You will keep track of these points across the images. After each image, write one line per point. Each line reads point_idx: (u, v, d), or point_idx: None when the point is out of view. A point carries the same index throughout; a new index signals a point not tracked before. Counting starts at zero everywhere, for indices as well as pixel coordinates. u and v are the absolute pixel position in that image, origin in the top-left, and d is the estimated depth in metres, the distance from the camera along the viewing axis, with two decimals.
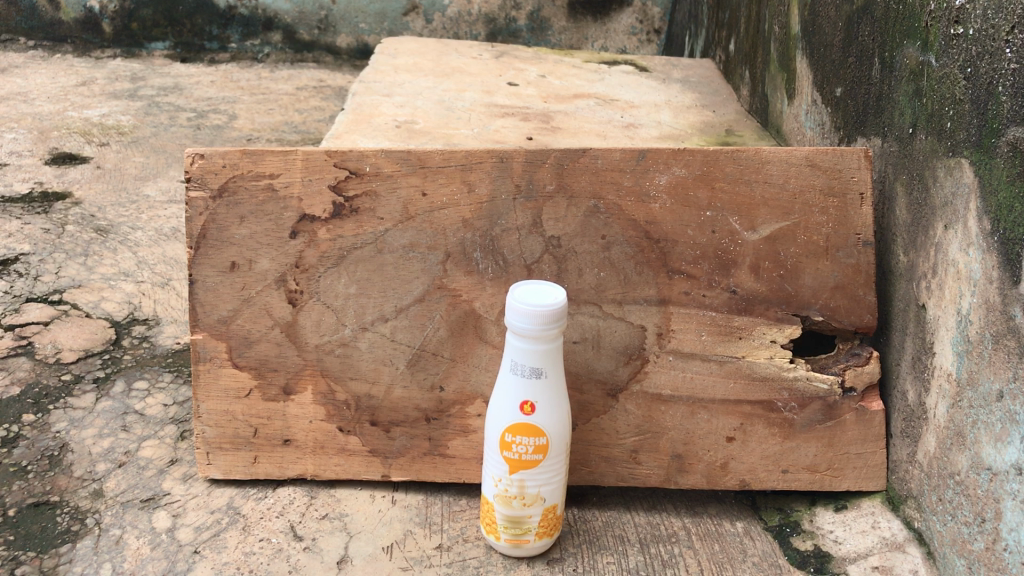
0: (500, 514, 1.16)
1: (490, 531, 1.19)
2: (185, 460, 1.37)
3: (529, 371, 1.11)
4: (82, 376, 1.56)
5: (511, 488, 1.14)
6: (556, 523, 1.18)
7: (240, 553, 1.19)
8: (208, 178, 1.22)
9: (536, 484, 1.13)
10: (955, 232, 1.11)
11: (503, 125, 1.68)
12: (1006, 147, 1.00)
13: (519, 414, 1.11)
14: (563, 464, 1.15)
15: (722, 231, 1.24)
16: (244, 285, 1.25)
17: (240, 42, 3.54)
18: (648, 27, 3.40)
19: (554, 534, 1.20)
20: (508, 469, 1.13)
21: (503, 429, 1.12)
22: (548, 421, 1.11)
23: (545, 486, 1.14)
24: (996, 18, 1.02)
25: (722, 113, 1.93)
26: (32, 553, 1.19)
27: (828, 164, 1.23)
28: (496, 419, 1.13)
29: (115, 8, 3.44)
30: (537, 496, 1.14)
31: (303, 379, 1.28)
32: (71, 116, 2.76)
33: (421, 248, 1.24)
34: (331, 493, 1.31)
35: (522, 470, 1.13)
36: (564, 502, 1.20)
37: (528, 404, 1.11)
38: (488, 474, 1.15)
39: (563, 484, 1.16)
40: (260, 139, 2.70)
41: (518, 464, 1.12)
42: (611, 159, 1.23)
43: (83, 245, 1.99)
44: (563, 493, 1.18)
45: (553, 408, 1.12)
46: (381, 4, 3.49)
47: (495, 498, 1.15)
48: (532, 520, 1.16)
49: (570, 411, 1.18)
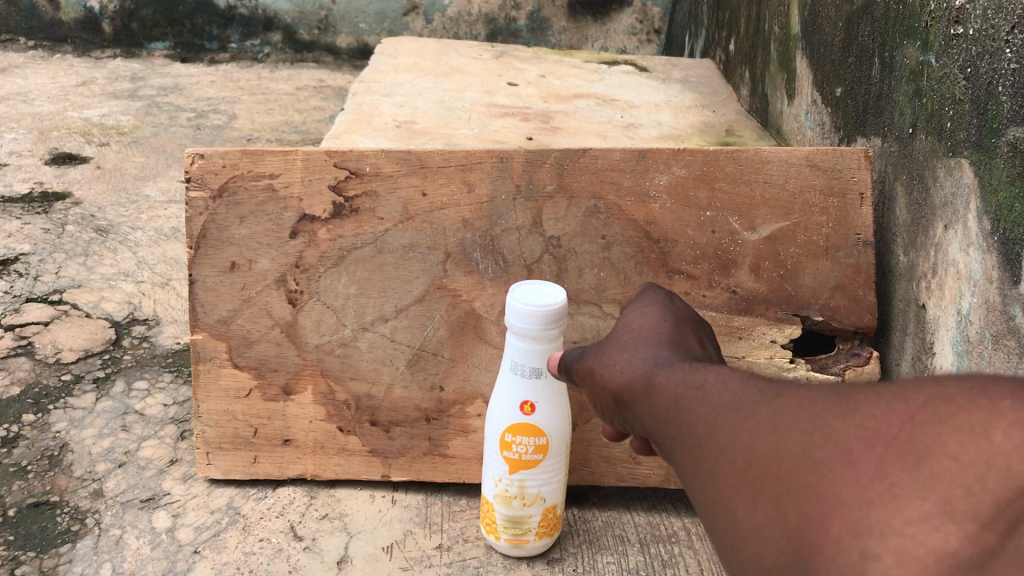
0: (500, 514, 1.16)
1: (489, 531, 1.19)
2: (185, 460, 1.37)
3: (529, 371, 1.11)
4: (83, 376, 1.56)
5: (511, 488, 1.14)
6: (557, 522, 1.18)
7: (240, 553, 1.19)
8: (208, 178, 1.22)
9: (537, 484, 1.14)
10: (955, 232, 1.11)
11: (503, 125, 1.69)
12: (1006, 147, 1.00)
13: (519, 413, 1.11)
14: (563, 464, 1.16)
15: (722, 231, 1.24)
16: (244, 285, 1.25)
17: (240, 42, 3.54)
18: (648, 27, 3.41)
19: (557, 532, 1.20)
20: (509, 471, 1.13)
21: (503, 429, 1.12)
22: (547, 421, 1.12)
23: (545, 485, 1.14)
24: (996, 18, 1.01)
25: (722, 113, 1.92)
26: (32, 553, 1.19)
27: (829, 165, 1.23)
28: (496, 419, 1.13)
29: (115, 8, 3.43)
30: (539, 496, 1.14)
31: (303, 379, 1.28)
32: (71, 116, 2.76)
33: (421, 248, 1.24)
34: (331, 493, 1.30)
35: (522, 469, 1.13)
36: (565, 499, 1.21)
37: (528, 403, 1.11)
38: (487, 474, 1.15)
39: (563, 483, 1.16)
40: (260, 139, 2.71)
41: (518, 465, 1.13)
42: (611, 159, 1.23)
43: (83, 245, 1.99)
44: (562, 493, 1.18)
45: (553, 408, 1.12)
46: (381, 4, 3.49)
47: (495, 498, 1.15)
48: (532, 519, 1.16)
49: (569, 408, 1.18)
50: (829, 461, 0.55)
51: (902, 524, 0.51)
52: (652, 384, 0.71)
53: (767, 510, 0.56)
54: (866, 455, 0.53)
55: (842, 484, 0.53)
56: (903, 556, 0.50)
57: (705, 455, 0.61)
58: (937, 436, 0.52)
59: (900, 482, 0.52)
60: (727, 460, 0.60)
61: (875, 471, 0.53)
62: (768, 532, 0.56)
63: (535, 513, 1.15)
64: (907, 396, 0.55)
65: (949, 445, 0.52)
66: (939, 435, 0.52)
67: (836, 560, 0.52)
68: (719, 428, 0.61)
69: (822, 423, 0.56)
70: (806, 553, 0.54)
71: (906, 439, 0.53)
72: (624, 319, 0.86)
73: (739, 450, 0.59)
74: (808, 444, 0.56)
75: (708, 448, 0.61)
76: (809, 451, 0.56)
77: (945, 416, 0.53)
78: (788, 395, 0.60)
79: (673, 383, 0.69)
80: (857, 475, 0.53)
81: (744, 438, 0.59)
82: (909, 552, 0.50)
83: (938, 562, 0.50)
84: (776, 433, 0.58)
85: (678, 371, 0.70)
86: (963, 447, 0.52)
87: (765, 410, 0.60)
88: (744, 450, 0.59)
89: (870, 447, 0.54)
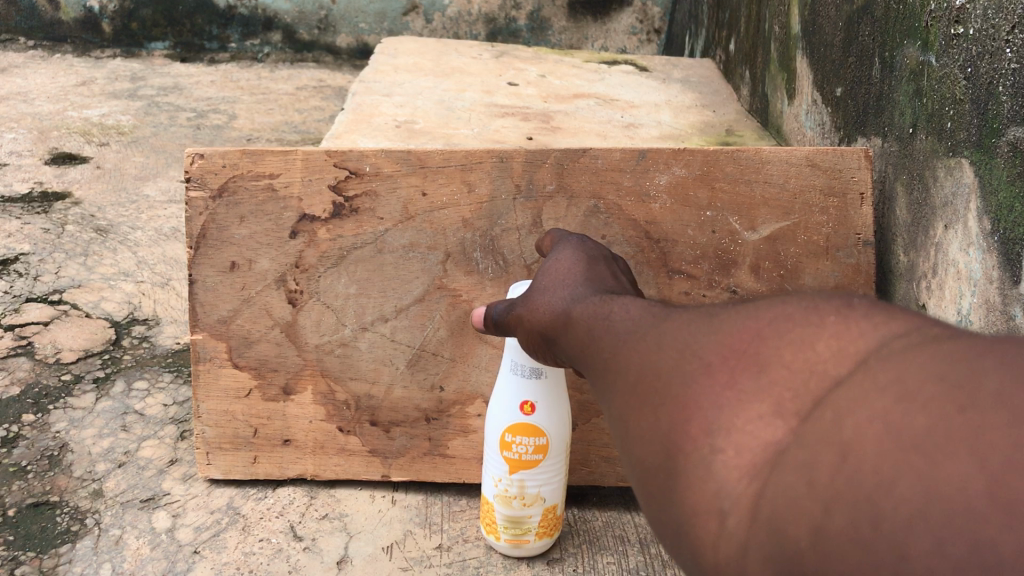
0: (500, 514, 1.16)
1: (489, 532, 1.18)
2: (185, 460, 1.37)
3: (529, 371, 1.11)
4: (82, 376, 1.56)
5: (511, 488, 1.14)
6: (557, 519, 1.18)
7: (240, 553, 1.19)
8: (208, 178, 1.22)
9: (536, 483, 1.13)
10: (955, 232, 1.11)
11: (503, 125, 1.68)
12: (1006, 147, 1.00)
13: (519, 414, 1.11)
14: (563, 464, 1.16)
15: (722, 231, 1.24)
16: (244, 285, 1.25)
17: (240, 42, 3.54)
18: (649, 27, 3.41)
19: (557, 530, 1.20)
20: (508, 470, 1.13)
21: (503, 429, 1.12)
22: (547, 421, 1.12)
23: (545, 485, 1.14)
24: (996, 18, 1.01)
25: (723, 113, 1.92)
26: (32, 553, 1.19)
27: (828, 164, 1.23)
28: (496, 419, 1.13)
29: (115, 8, 3.43)
30: (539, 495, 1.14)
31: (304, 379, 1.28)
32: (70, 116, 2.76)
33: (421, 248, 1.24)
34: (331, 493, 1.30)
35: (522, 469, 1.13)
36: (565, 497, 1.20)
37: (528, 403, 1.11)
38: (487, 474, 1.15)
39: (562, 482, 1.16)
40: (260, 139, 2.71)
41: (517, 464, 1.13)
42: (611, 159, 1.23)
43: (83, 245, 1.99)
44: (562, 494, 1.18)
45: (553, 408, 1.12)
46: (381, 4, 3.49)
47: (495, 498, 1.15)
48: (532, 520, 1.16)
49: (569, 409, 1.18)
50: (693, 373, 0.54)
51: (743, 422, 0.50)
52: (570, 319, 0.75)
53: (645, 419, 0.56)
54: (720, 366, 0.53)
55: (702, 391, 0.53)
56: (740, 448, 0.49)
57: (607, 374, 0.63)
58: (778, 345, 0.51)
59: (745, 387, 0.51)
60: (614, 380, 0.61)
61: (726, 379, 0.52)
62: (648, 439, 0.55)
63: (535, 511, 1.15)
64: (759, 314, 0.54)
65: (786, 353, 0.51)
66: (778, 346, 0.51)
67: (691, 459, 0.51)
68: (619, 351, 0.62)
69: (693, 339, 0.56)
70: (670, 456, 0.53)
71: (755, 351, 0.52)
72: (561, 262, 0.90)
73: (629, 364, 0.60)
74: (677, 359, 0.56)
75: (602, 370, 0.64)
76: (680, 365, 0.55)
77: (785, 330, 0.52)
78: (675, 316, 0.61)
79: (586, 315, 0.73)
80: (711, 383, 0.52)
81: (634, 355, 0.60)
82: (744, 443, 0.49)
83: (764, 453, 0.49)
84: (657, 351, 0.58)
85: (590, 304, 0.74)
86: (795, 357, 0.50)
87: (656, 329, 0.61)
88: (632, 367, 0.59)
89: (725, 359, 0.53)
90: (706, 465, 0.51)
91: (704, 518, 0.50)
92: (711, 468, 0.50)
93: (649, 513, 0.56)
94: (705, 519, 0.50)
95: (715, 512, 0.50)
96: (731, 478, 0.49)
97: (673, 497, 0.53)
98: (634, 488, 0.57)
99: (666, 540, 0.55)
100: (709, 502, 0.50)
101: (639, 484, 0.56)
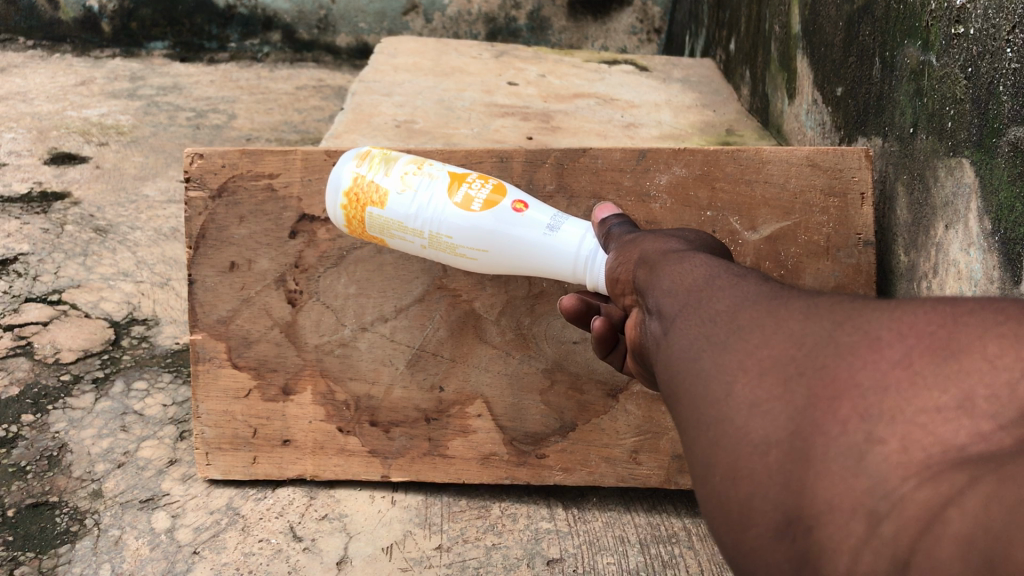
0: (396, 160, 1.14)
1: (365, 154, 1.16)
2: (185, 460, 1.37)
3: (551, 226, 1.06)
4: (82, 376, 1.56)
5: (431, 170, 1.12)
6: (365, 211, 1.12)
7: (240, 553, 1.19)
8: (208, 178, 1.23)
9: (420, 190, 1.09)
10: (955, 232, 1.11)
11: (502, 125, 1.68)
12: (1007, 147, 0.99)
13: (515, 199, 1.09)
14: (436, 218, 1.08)
15: (722, 231, 1.24)
16: (243, 285, 1.25)
17: (240, 41, 3.53)
18: (648, 27, 3.41)
19: (347, 222, 1.14)
20: (448, 173, 1.12)
21: (506, 186, 1.11)
22: (499, 219, 1.07)
23: (421, 193, 1.09)
24: (996, 18, 1.01)
25: (723, 113, 1.92)
26: (32, 553, 1.19)
27: (829, 164, 1.23)
28: (513, 189, 1.12)
29: (115, 8, 3.41)
30: (413, 185, 1.09)
31: (303, 379, 1.28)
32: (70, 116, 2.76)
33: None
34: (331, 493, 1.30)
35: (454, 180, 1.10)
36: (384, 240, 1.13)
37: (521, 208, 1.08)
38: (451, 168, 1.14)
39: (409, 225, 1.09)
40: (260, 139, 2.71)
41: (454, 182, 1.10)
42: (611, 159, 1.24)
43: (82, 245, 1.99)
44: (389, 217, 1.10)
45: (510, 229, 1.07)
46: (380, 4, 3.47)
47: (418, 161, 1.14)
48: (381, 179, 1.11)
49: (497, 262, 1.11)
50: (854, 344, 0.55)
51: (917, 414, 0.51)
52: (678, 270, 0.75)
53: (768, 386, 0.56)
54: (897, 343, 0.54)
55: (860, 365, 0.54)
56: (910, 446, 0.50)
57: (720, 331, 0.62)
58: (979, 338, 0.55)
59: (925, 371, 0.53)
60: (743, 337, 0.60)
61: (901, 360, 0.53)
62: (765, 409, 0.55)
63: (384, 184, 1.10)
64: (956, 303, 0.57)
65: (989, 347, 0.54)
66: (981, 336, 0.55)
67: (839, 442, 0.51)
68: (756, 311, 0.62)
69: (859, 316, 0.57)
70: (800, 434, 0.53)
71: (948, 337, 0.55)
72: (684, 233, 0.90)
73: (753, 331, 0.60)
74: (835, 332, 0.57)
75: (723, 321, 0.63)
76: (835, 337, 0.56)
77: (993, 323, 0.56)
78: (823, 298, 0.61)
79: (695, 276, 0.72)
80: (880, 360, 0.54)
81: (767, 322, 0.60)
82: (915, 441, 0.50)
83: (946, 459, 0.49)
84: (806, 322, 0.59)
85: (704, 266, 0.74)
86: (1001, 352, 0.54)
87: (797, 305, 0.61)
88: (768, 333, 0.59)
89: (902, 337, 0.55)
90: (860, 454, 0.51)
91: (843, 515, 0.50)
92: (866, 461, 0.50)
93: (721, 487, 0.56)
94: (837, 516, 0.50)
95: (867, 513, 0.49)
96: (895, 476, 0.49)
97: (794, 474, 0.53)
98: (711, 458, 0.57)
99: (730, 518, 0.56)
100: (858, 499, 0.50)
101: (726, 455, 0.56)
